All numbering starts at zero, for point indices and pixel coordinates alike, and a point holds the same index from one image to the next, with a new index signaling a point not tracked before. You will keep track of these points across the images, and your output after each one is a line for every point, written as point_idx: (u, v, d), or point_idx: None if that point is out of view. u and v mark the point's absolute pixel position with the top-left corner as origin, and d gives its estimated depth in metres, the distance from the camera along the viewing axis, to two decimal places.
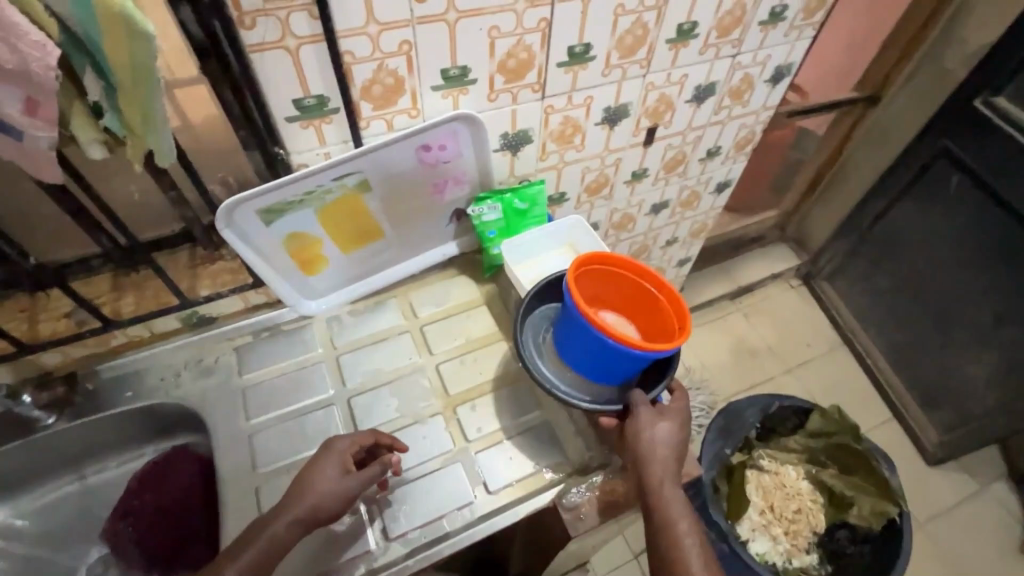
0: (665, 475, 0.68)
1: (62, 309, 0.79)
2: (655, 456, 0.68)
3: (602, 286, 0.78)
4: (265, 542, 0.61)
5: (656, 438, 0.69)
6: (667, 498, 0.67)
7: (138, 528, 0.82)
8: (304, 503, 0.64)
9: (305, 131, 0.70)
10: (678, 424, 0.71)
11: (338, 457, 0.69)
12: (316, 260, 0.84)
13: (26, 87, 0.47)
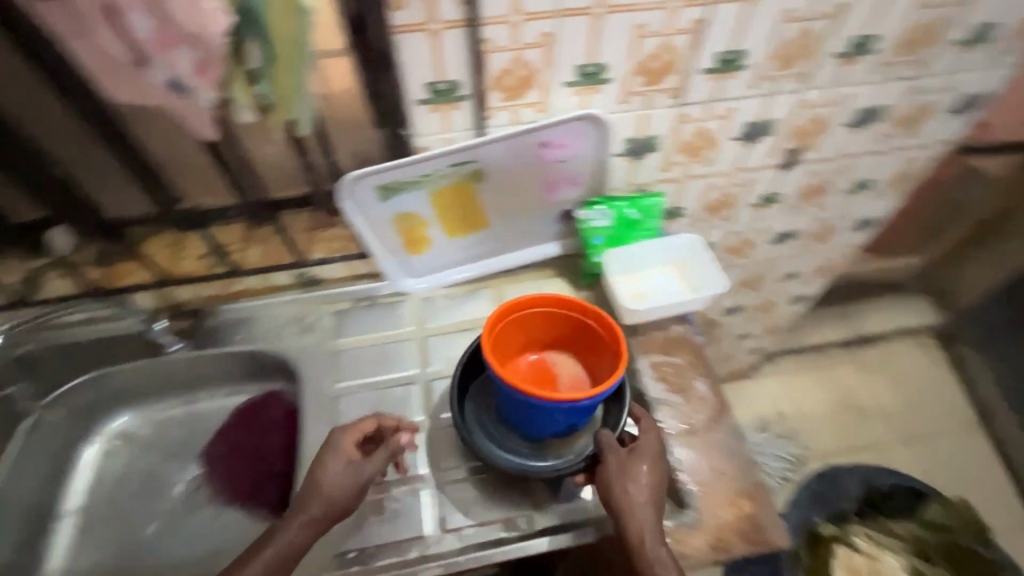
0: (645, 529, 0.64)
1: (198, 250, 0.87)
2: (632, 508, 0.65)
3: (536, 328, 0.74)
4: (287, 540, 0.65)
5: (629, 488, 0.66)
6: (652, 555, 0.63)
7: (229, 460, 0.87)
8: (318, 502, 0.66)
9: (432, 115, 0.70)
10: (652, 465, 0.68)
11: (340, 451, 0.69)
12: (420, 241, 0.85)
13: (199, 50, 0.51)
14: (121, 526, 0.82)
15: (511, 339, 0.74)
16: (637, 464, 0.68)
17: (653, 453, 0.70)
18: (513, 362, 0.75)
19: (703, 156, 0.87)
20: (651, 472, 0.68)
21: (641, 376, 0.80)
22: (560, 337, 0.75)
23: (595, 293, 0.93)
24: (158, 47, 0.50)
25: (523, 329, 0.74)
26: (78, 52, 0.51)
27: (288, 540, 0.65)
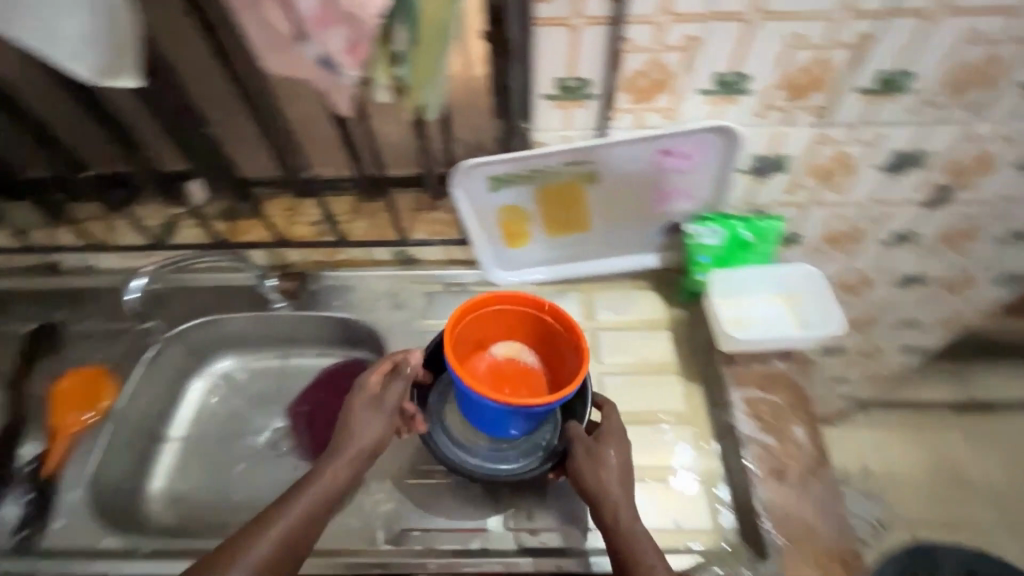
0: (617, 509, 0.62)
1: (311, 217, 0.92)
2: (605, 492, 0.63)
3: (487, 327, 0.73)
4: (324, 483, 0.62)
5: (600, 471, 0.64)
6: (630, 538, 0.60)
7: (314, 423, 0.88)
8: (349, 447, 0.65)
9: (555, 111, 0.69)
10: (616, 445, 0.67)
11: (364, 397, 0.68)
12: (519, 235, 0.84)
13: (353, 29, 0.52)
14: (207, 465, 0.85)
15: (465, 342, 0.72)
16: (604, 448, 0.66)
17: (619, 436, 0.68)
18: (471, 363, 0.73)
19: (836, 184, 0.79)
20: (619, 453, 0.66)
21: (731, 409, 0.75)
22: (522, 334, 0.73)
23: (689, 313, 0.88)
24: (318, 24, 0.52)
25: (477, 328, 0.72)
26: (248, 22, 0.55)
27: (325, 484, 0.62)
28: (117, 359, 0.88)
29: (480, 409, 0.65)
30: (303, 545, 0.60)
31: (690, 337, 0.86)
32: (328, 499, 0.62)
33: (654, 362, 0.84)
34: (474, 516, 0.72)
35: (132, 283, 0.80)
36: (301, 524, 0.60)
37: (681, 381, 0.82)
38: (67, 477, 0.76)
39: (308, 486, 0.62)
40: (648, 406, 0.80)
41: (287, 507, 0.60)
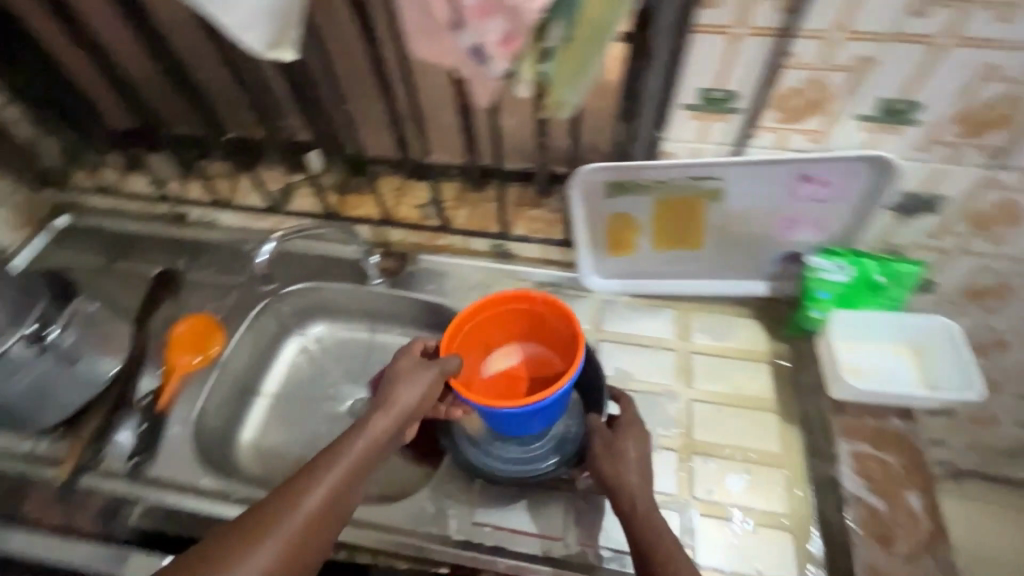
0: (633, 495, 0.63)
1: (418, 200, 0.94)
2: (622, 481, 0.64)
3: (477, 340, 0.74)
4: (367, 438, 0.60)
5: (617, 460, 0.66)
6: (648, 525, 0.60)
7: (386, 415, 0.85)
8: (392, 408, 0.62)
9: (692, 122, 0.65)
10: (634, 437, 0.69)
11: (406, 363, 0.67)
12: (625, 244, 0.82)
13: (512, 21, 0.52)
14: (295, 424, 0.89)
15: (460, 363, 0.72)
16: (620, 440, 0.68)
17: (641, 432, 0.70)
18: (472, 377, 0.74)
19: (995, 234, 0.70)
20: (637, 445, 0.68)
21: (835, 461, 0.70)
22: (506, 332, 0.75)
23: (794, 351, 0.82)
24: (478, 13, 0.52)
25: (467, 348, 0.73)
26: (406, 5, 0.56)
27: (369, 439, 0.60)
28: (227, 311, 0.94)
29: (498, 420, 0.65)
30: (348, 496, 0.58)
31: (793, 376, 0.80)
32: (372, 455, 0.60)
33: (750, 397, 0.79)
34: (545, 525, 0.71)
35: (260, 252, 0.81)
36: (346, 475, 0.58)
37: (778, 422, 0.77)
38: (176, 414, 0.82)
39: (350, 440, 0.60)
40: (739, 441, 0.76)
41: (332, 458, 0.58)
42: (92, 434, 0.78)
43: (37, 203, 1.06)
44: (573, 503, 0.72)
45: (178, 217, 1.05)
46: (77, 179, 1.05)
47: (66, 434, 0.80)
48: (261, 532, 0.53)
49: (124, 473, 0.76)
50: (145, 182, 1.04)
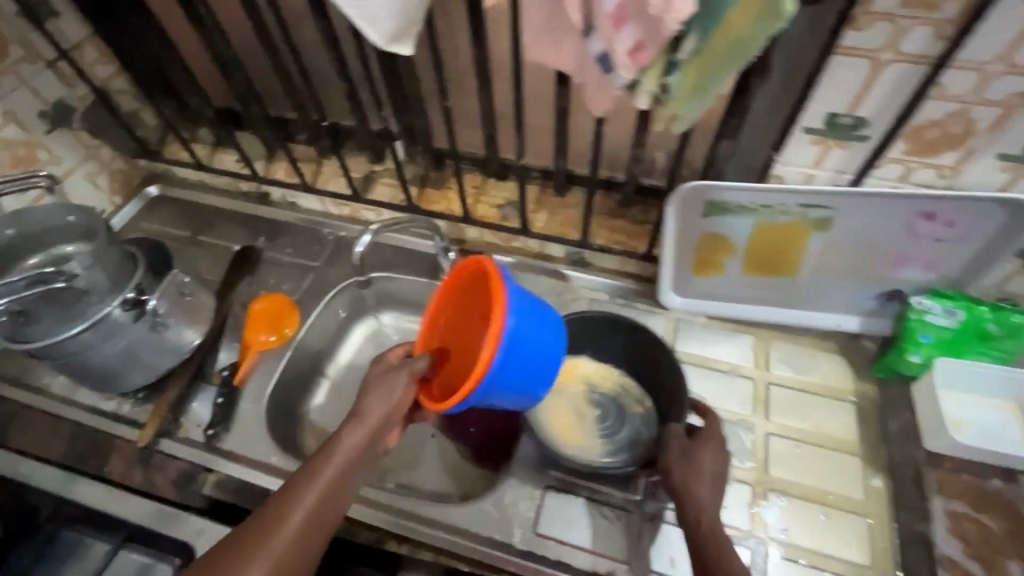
0: (706, 511, 0.58)
1: (497, 199, 0.95)
2: (696, 494, 0.58)
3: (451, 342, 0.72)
4: (345, 450, 0.59)
5: (692, 470, 0.60)
6: (718, 545, 0.55)
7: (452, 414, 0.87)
8: (366, 419, 0.62)
9: (811, 146, 0.62)
10: (712, 449, 0.62)
11: (377, 371, 0.67)
12: (713, 265, 0.79)
13: (645, 32, 0.50)
14: None
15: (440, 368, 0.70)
16: (697, 450, 0.61)
17: (721, 445, 0.63)
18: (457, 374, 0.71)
19: None
20: (714, 456, 0.61)
21: (927, 518, 0.65)
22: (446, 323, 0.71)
23: (884, 394, 0.78)
24: (613, 23, 0.50)
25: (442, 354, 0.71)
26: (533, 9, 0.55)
27: (346, 451, 0.59)
28: (302, 293, 0.95)
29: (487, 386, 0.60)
30: (333, 511, 0.57)
31: (881, 421, 0.76)
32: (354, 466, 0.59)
33: (833, 437, 0.75)
34: (612, 546, 0.69)
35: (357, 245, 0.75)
36: (328, 490, 0.57)
37: (863, 467, 0.73)
38: (250, 390, 0.84)
39: (331, 453, 0.59)
40: (820, 483, 0.72)
41: (311, 473, 0.58)
42: (173, 401, 0.81)
43: (133, 172, 1.11)
44: (640, 525, 0.70)
45: (260, 196, 1.08)
46: (170, 152, 1.09)
47: (150, 398, 0.83)
48: (251, 552, 0.52)
49: (201, 443, 0.79)
50: (233, 160, 1.07)
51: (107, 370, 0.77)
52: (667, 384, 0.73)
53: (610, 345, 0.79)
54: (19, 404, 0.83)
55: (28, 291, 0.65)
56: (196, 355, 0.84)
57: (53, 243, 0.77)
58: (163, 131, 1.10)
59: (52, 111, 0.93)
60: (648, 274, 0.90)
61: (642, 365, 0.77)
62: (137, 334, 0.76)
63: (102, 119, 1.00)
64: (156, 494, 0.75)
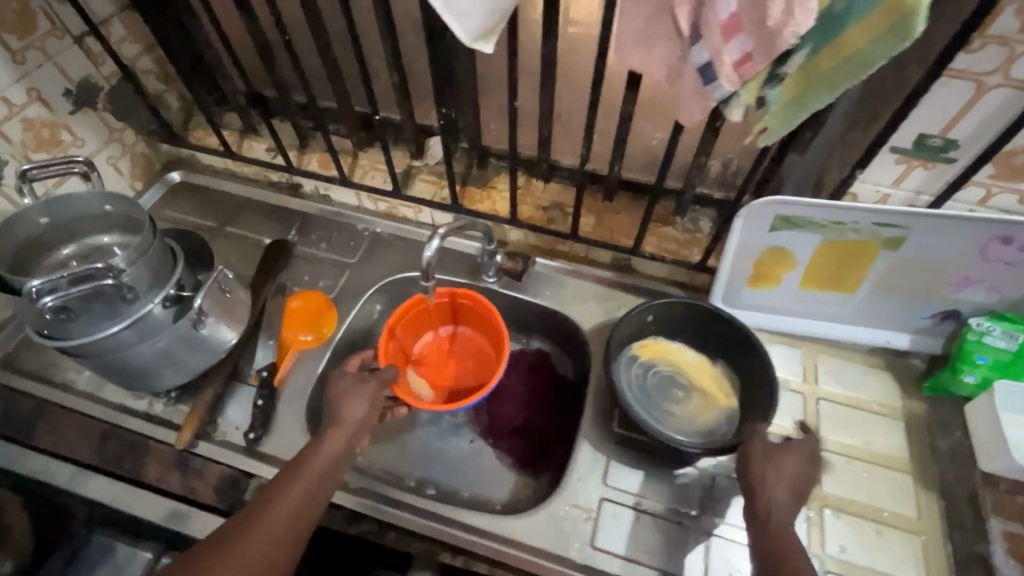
0: (779, 509, 0.59)
1: (542, 203, 0.93)
2: (774, 489, 0.60)
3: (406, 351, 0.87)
4: (323, 452, 0.65)
5: (776, 467, 0.61)
6: (787, 540, 0.56)
7: (498, 416, 0.88)
8: (342, 425, 0.69)
9: (894, 165, 0.62)
10: (800, 455, 0.63)
11: (347, 382, 0.74)
12: (771, 279, 0.78)
13: (758, 44, 0.48)
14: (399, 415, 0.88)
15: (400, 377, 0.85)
16: (788, 452, 0.63)
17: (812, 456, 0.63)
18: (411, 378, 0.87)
19: None
20: (800, 461, 0.62)
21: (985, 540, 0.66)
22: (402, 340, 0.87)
23: (932, 412, 0.78)
24: (722, 32, 0.49)
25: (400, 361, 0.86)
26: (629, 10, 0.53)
27: (323, 454, 0.65)
28: (339, 291, 0.92)
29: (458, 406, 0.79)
30: (312, 509, 0.61)
31: (931, 439, 0.76)
32: (329, 467, 0.65)
33: (885, 455, 0.76)
34: (672, 562, 0.68)
35: (425, 251, 0.71)
36: (306, 488, 0.62)
37: (915, 486, 0.73)
38: (290, 391, 0.81)
39: (312, 456, 0.65)
40: (873, 501, 0.72)
41: (292, 473, 0.63)
42: (211, 401, 0.78)
43: (154, 156, 1.06)
44: (699, 541, 0.69)
45: (291, 187, 1.05)
46: (195, 137, 1.05)
47: (184, 397, 0.80)
48: (237, 545, 0.56)
49: (242, 447, 0.76)
50: (263, 148, 1.03)
51: (141, 369, 0.73)
52: (754, 377, 0.76)
53: (704, 335, 0.81)
54: (44, 400, 0.79)
55: (75, 288, 0.61)
56: (233, 352, 0.82)
57: (85, 233, 0.73)
58: (189, 115, 1.05)
59: (77, 89, 0.88)
60: (697, 284, 0.89)
61: (731, 357, 0.79)
62: (177, 332, 0.73)
63: (127, 100, 0.95)
64: (196, 500, 0.72)
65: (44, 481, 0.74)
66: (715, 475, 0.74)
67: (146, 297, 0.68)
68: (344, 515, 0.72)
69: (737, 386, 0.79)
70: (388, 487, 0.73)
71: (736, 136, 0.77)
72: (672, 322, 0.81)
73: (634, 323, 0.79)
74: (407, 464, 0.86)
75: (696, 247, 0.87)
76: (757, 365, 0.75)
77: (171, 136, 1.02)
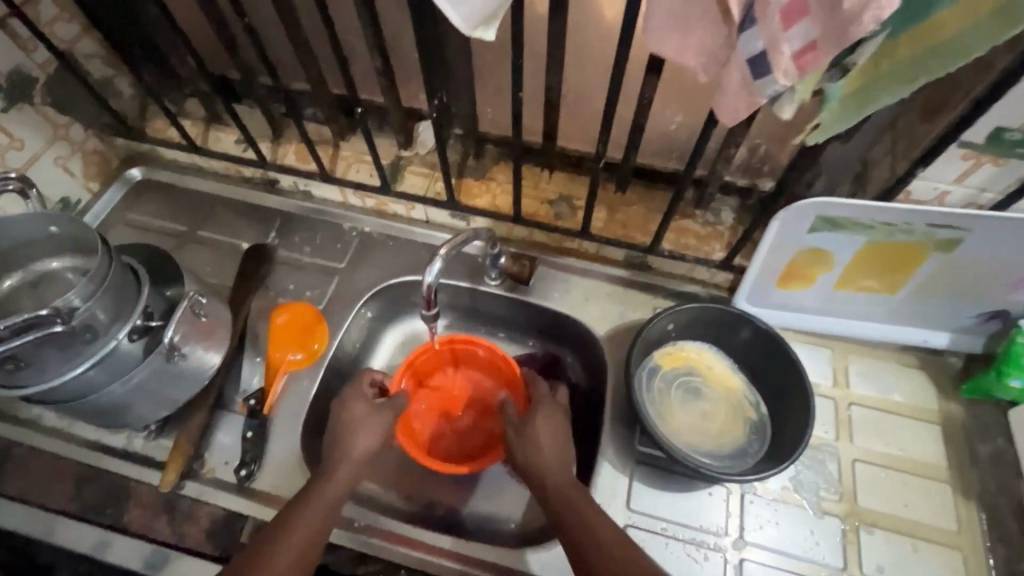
0: (568, 488, 0.61)
1: (548, 195, 0.84)
2: (541, 466, 0.64)
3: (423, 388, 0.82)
4: (323, 491, 0.61)
5: (532, 447, 0.66)
6: (580, 521, 0.58)
7: None
8: (348, 458, 0.65)
9: (959, 162, 0.56)
10: (545, 416, 0.68)
11: (360, 411, 0.69)
12: (804, 280, 0.72)
13: (825, 32, 0.39)
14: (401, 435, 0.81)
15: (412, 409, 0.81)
16: (531, 418, 0.68)
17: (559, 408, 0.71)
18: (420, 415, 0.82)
19: None
20: (546, 421, 0.68)
21: None
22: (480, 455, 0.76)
23: (972, 415, 0.74)
24: (782, 17, 0.39)
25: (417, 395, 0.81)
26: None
27: (326, 490, 0.61)
28: (329, 300, 0.84)
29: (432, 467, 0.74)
30: (314, 552, 0.57)
31: (971, 445, 0.72)
32: (331, 505, 0.61)
33: (921, 463, 0.71)
34: None
35: (427, 274, 0.63)
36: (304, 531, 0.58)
37: (955, 497, 0.69)
38: (282, 418, 0.75)
39: (314, 497, 0.60)
40: (911, 515, 0.68)
41: (293, 512, 0.59)
42: (195, 435, 0.71)
43: (109, 153, 0.94)
44: (732, 567, 0.66)
45: (266, 182, 0.94)
46: (154, 129, 0.93)
47: (165, 431, 0.73)
48: None
49: (233, 484, 0.70)
50: (232, 140, 0.91)
51: (113, 409, 0.66)
52: (786, 388, 0.70)
53: (732, 340, 0.75)
54: (12, 441, 0.73)
55: (22, 338, 0.52)
56: (215, 378, 0.74)
57: (32, 258, 0.64)
58: (144, 103, 0.93)
59: (7, 84, 0.76)
60: (719, 281, 0.82)
61: (760, 366, 0.74)
62: (151, 367, 0.65)
63: (70, 91, 0.83)
64: (187, 547, 0.67)
65: (19, 533, 0.68)
66: (743, 494, 0.69)
67: (109, 333, 0.60)
68: (351, 554, 0.67)
69: (769, 398, 0.73)
70: (393, 521, 0.68)
71: (768, 121, 0.69)
72: (699, 328, 0.75)
73: (655, 333, 0.73)
74: (411, 487, 0.80)
75: (719, 241, 0.79)
76: (789, 378, 0.69)
77: (126, 129, 0.91)
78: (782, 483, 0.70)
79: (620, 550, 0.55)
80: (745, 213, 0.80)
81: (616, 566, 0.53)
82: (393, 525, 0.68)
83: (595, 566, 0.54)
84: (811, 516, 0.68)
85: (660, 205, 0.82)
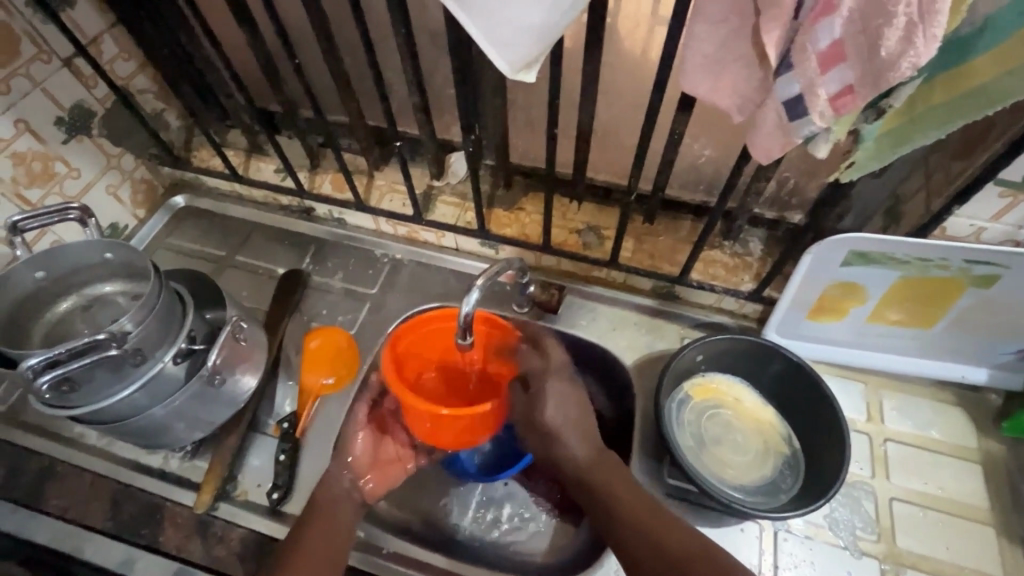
0: (602, 459, 0.64)
1: (576, 225, 0.85)
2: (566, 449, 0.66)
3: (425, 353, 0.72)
4: (333, 517, 0.65)
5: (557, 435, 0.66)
6: (609, 497, 0.61)
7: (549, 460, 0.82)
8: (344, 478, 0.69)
9: (997, 199, 0.56)
10: (555, 380, 0.67)
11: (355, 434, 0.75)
12: (836, 312, 0.71)
13: (861, 77, 0.40)
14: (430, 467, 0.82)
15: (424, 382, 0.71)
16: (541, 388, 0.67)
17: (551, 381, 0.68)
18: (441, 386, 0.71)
19: None
20: (558, 387, 0.67)
21: None
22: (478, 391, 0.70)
23: (1014, 454, 0.71)
24: (820, 63, 0.40)
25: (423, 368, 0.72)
26: (699, 33, 0.44)
27: (335, 507, 0.66)
28: (360, 326, 0.86)
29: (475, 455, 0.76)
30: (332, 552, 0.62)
31: (1013, 486, 0.70)
32: (337, 531, 0.64)
33: (962, 503, 0.69)
34: None
35: (463, 306, 0.62)
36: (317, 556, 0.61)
37: (998, 538, 0.67)
38: (313, 443, 0.76)
39: (321, 515, 0.65)
40: (954, 559, 0.66)
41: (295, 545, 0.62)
42: (228, 457, 0.73)
43: (156, 181, 0.98)
44: None
45: (301, 210, 0.97)
46: (198, 158, 0.97)
47: (200, 451, 0.75)
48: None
49: (266, 506, 0.72)
50: (271, 169, 0.95)
51: (153, 430, 0.67)
52: (820, 423, 0.69)
53: (763, 373, 0.74)
54: (55, 460, 0.75)
55: (76, 362, 0.55)
56: (250, 402, 0.76)
57: (85, 283, 0.68)
58: (189, 135, 0.97)
59: (69, 116, 0.81)
60: (747, 312, 0.81)
61: (791, 399, 0.73)
62: (191, 390, 0.67)
63: (123, 122, 0.88)
64: (219, 569, 0.67)
65: (57, 550, 0.70)
66: (776, 530, 0.68)
67: (155, 356, 0.62)
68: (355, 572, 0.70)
69: (801, 431, 0.73)
70: (438, 555, 0.70)
71: (795, 157, 0.70)
72: (729, 361, 0.75)
73: (685, 363, 0.72)
74: (434, 514, 0.79)
75: (747, 272, 0.79)
76: (820, 407, 0.69)
77: (173, 159, 0.95)
78: (816, 520, 0.69)
79: (651, 520, 0.59)
80: (773, 244, 0.80)
81: (649, 542, 0.57)
82: (437, 560, 0.70)
83: (632, 536, 0.59)
84: (848, 555, 0.67)
85: (687, 236, 0.83)
